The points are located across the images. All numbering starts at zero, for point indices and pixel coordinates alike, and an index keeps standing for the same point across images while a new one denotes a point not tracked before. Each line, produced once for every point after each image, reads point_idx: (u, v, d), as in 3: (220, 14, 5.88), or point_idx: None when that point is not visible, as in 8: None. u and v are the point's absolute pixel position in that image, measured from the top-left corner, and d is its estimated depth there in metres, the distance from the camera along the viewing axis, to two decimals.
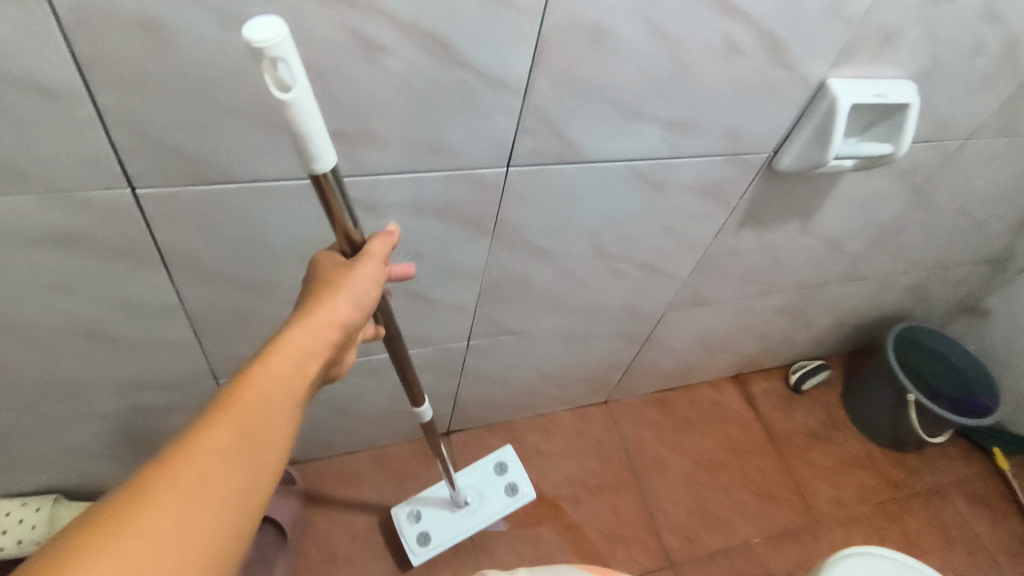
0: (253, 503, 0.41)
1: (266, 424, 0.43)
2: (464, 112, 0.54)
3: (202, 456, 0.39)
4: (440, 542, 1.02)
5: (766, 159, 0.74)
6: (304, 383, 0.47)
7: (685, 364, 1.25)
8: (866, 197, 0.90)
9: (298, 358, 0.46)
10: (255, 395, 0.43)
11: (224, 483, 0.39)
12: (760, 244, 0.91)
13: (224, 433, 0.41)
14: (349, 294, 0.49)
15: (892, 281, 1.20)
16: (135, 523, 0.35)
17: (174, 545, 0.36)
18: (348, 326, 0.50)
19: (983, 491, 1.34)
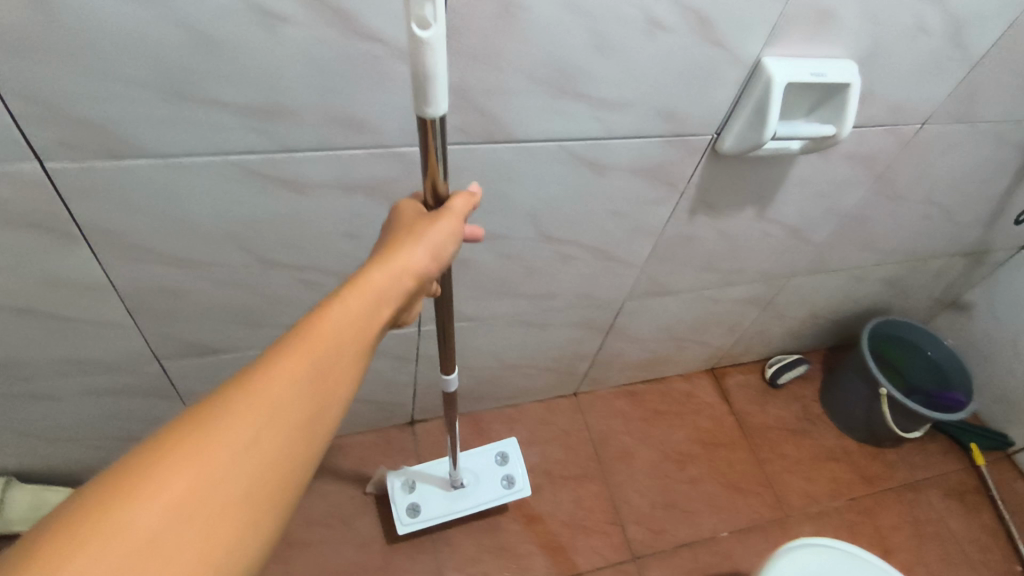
0: (322, 433, 0.42)
1: (343, 360, 0.43)
2: (375, 83, 0.54)
3: (287, 379, 0.40)
4: (430, 516, 1.02)
5: (709, 141, 0.73)
6: (377, 327, 0.47)
7: (654, 356, 1.24)
8: (824, 184, 0.88)
9: (375, 301, 0.46)
10: (334, 327, 0.43)
11: (303, 404, 0.40)
12: (717, 231, 0.90)
13: (305, 362, 0.41)
14: (428, 245, 0.49)
15: (865, 273, 1.18)
16: (217, 431, 0.36)
17: (256, 456, 0.37)
18: (423, 276, 0.50)
19: (959, 487, 1.32)
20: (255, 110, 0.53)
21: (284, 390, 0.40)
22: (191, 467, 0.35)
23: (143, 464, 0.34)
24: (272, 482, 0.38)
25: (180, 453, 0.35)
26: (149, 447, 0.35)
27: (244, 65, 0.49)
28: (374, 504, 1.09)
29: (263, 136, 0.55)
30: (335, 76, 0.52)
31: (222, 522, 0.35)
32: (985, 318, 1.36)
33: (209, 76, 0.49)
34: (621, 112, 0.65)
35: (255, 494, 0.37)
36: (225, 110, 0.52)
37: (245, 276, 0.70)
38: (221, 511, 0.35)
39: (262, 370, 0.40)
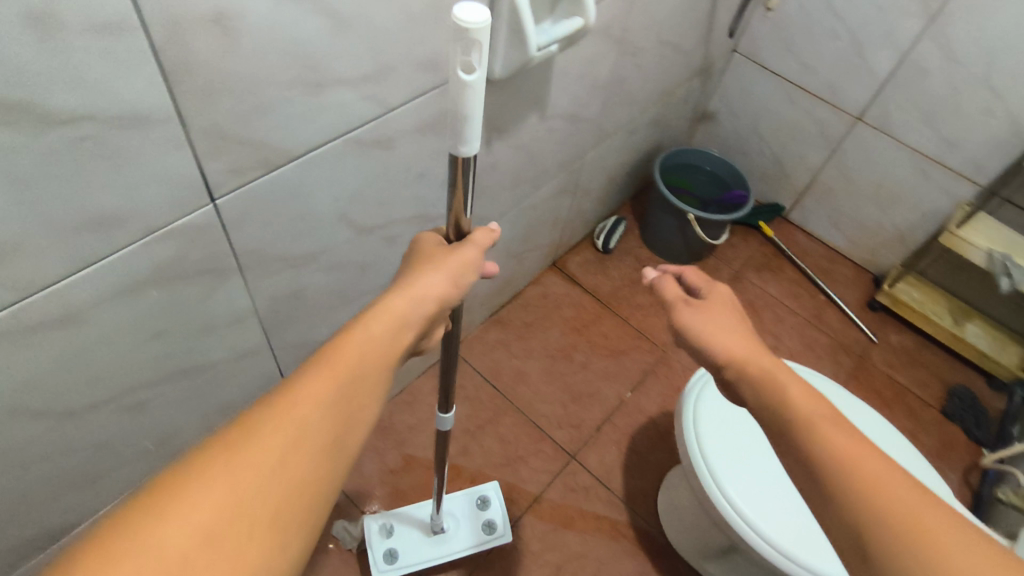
0: (339, 456, 0.46)
1: (358, 385, 0.49)
2: (107, 169, 0.44)
3: (309, 407, 0.45)
4: (408, 563, 0.99)
5: (479, 73, 0.71)
6: (394, 352, 0.53)
7: (504, 278, 1.27)
8: (583, 66, 0.93)
9: (392, 328, 0.53)
10: (353, 352, 0.50)
11: (324, 426, 0.45)
12: (514, 147, 0.92)
13: (325, 386, 0.47)
14: (447, 273, 0.55)
15: (637, 124, 1.30)
16: (245, 451, 0.41)
17: (281, 479, 0.42)
18: (445, 303, 0.56)
19: (764, 260, 1.60)
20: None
21: (308, 414, 0.45)
22: (226, 485, 0.39)
23: (178, 485, 0.38)
24: (295, 501, 0.42)
25: (217, 473, 0.40)
26: (189, 466, 0.40)
27: None
28: (322, 557, 1.02)
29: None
30: (51, 182, 0.41)
31: (249, 536, 0.39)
32: (729, 119, 1.60)
33: None
34: (389, 78, 0.61)
35: (279, 510, 0.41)
36: None
37: (55, 439, 0.56)
38: (249, 526, 0.39)
39: (292, 391, 0.46)
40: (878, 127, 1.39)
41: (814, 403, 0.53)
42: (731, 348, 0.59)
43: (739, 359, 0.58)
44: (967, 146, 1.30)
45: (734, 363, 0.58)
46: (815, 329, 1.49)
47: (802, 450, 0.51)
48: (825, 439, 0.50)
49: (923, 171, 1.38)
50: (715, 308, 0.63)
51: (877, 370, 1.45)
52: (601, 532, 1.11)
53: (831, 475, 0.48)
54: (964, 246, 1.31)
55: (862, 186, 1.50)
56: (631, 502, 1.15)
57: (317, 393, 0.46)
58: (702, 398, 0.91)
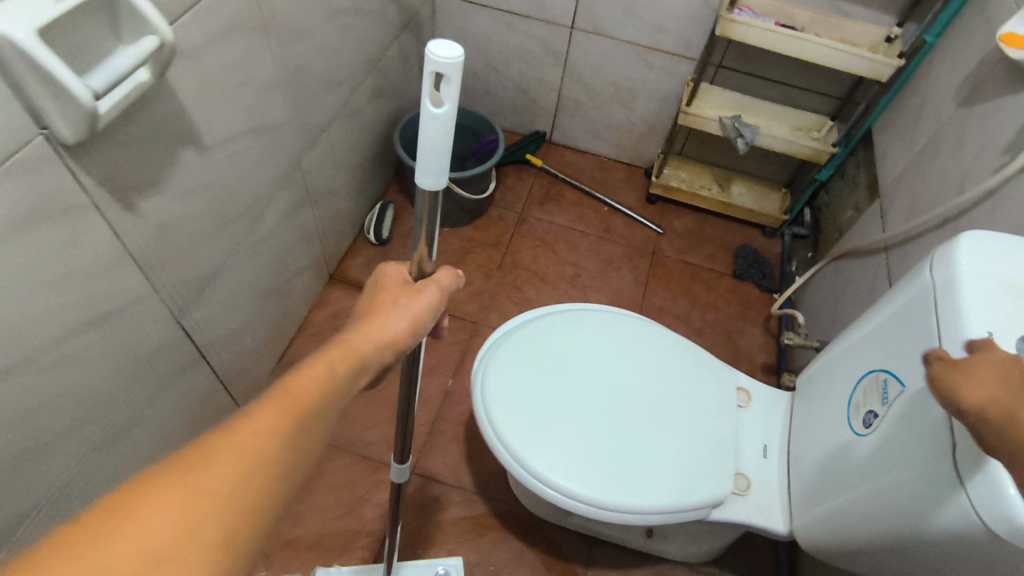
0: (292, 483, 0.44)
1: (320, 412, 0.47)
2: None
3: (274, 432, 0.43)
4: None
5: (45, 139, 0.56)
6: (352, 383, 0.52)
7: (272, 319, 1.14)
8: (230, 76, 0.79)
9: (351, 366, 0.51)
10: (319, 381, 0.48)
11: (285, 452, 0.43)
12: (180, 195, 0.77)
13: (284, 416, 0.44)
14: (407, 316, 0.56)
15: (353, 105, 1.18)
16: (204, 471, 0.39)
17: (234, 503, 0.39)
18: (403, 348, 0.56)
19: (544, 191, 1.58)
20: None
21: (266, 442, 0.42)
22: (174, 513, 0.37)
23: (130, 506, 0.36)
24: (240, 533, 0.39)
25: (164, 500, 0.37)
26: (138, 489, 0.37)
27: None
28: None
29: None
30: None
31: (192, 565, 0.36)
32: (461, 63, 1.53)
33: None
34: None
35: (226, 540, 0.38)
36: None
37: None
38: (194, 558, 0.36)
39: (252, 416, 0.43)
40: (592, 30, 1.38)
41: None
42: (1003, 401, 0.49)
43: (987, 405, 0.49)
44: (672, 26, 1.32)
45: (1011, 422, 0.47)
46: (609, 242, 1.51)
47: None
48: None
49: (646, 61, 1.40)
50: (985, 360, 0.52)
51: (671, 260, 1.51)
52: (465, 535, 1.07)
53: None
54: (700, 121, 1.36)
55: (603, 91, 1.51)
56: (485, 491, 1.12)
57: (276, 421, 0.44)
58: (485, 375, 0.86)
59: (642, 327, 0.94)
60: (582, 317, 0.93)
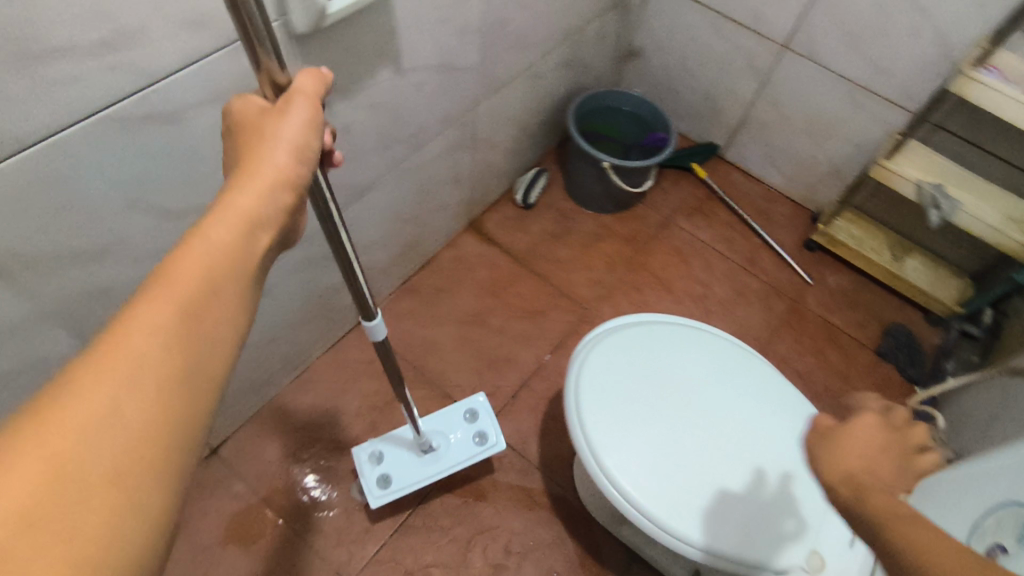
0: (197, 397, 0.36)
1: (208, 301, 0.39)
2: None
3: (148, 342, 0.34)
4: (403, 485, 1.00)
5: (281, 26, 0.62)
6: (246, 259, 0.42)
7: (406, 243, 1.21)
8: (439, 9, 0.83)
9: (241, 228, 0.42)
10: (195, 265, 0.39)
11: (169, 364, 0.35)
12: (369, 106, 0.83)
13: (160, 316, 0.36)
14: (287, 147, 0.46)
15: (538, 69, 1.20)
16: (67, 408, 0.31)
17: (114, 439, 0.31)
18: (294, 184, 0.47)
19: (698, 204, 1.53)
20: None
21: (141, 349, 0.34)
22: (35, 456, 0.29)
23: None
24: (148, 455, 0.32)
25: (24, 442, 0.29)
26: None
27: None
28: (223, 545, 1.01)
29: None
30: None
31: (81, 514, 0.29)
32: (655, 54, 1.50)
33: None
34: (134, 44, 0.53)
35: (126, 466, 0.31)
36: None
37: None
38: (92, 494, 0.30)
39: (119, 323, 0.35)
40: (805, 54, 1.29)
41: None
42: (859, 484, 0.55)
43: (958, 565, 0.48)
44: (897, 70, 1.20)
45: None
46: (749, 274, 1.43)
47: None
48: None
49: (854, 100, 1.29)
50: None
51: (811, 313, 1.40)
52: (516, 502, 1.09)
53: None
54: (895, 179, 1.22)
55: (795, 121, 1.41)
56: (546, 469, 1.13)
57: (154, 323, 0.35)
58: (581, 371, 0.84)
59: (738, 358, 0.88)
60: (697, 336, 0.89)
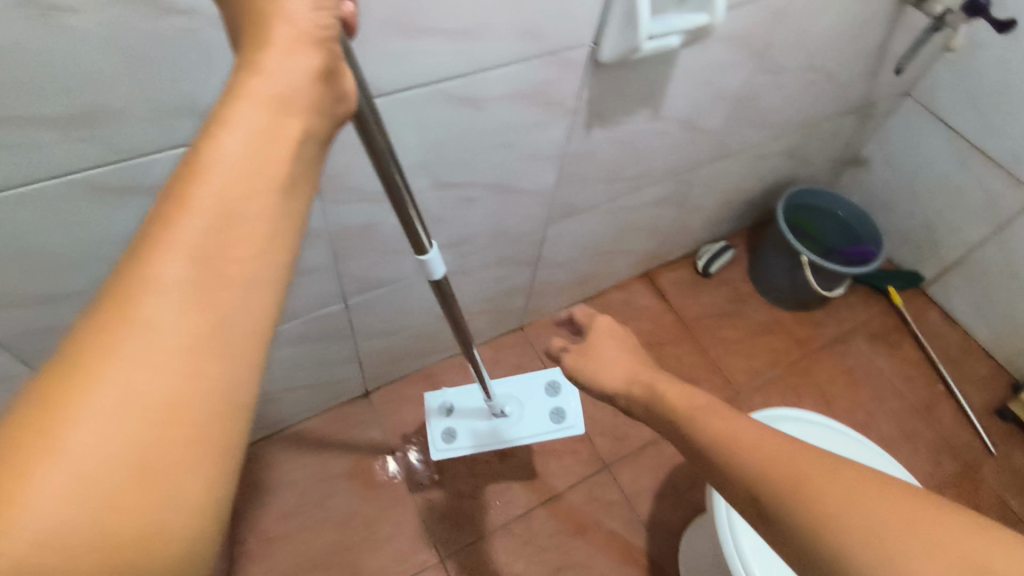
0: (227, 351, 0.32)
1: (231, 230, 0.33)
2: (195, 60, 0.49)
3: (152, 298, 0.30)
4: (465, 443, 1.05)
5: (588, 51, 0.71)
6: (280, 165, 0.36)
7: (585, 274, 1.26)
8: (708, 71, 0.87)
9: (262, 127, 0.35)
10: (207, 183, 0.33)
11: (184, 319, 0.31)
12: (617, 140, 0.90)
13: (169, 266, 0.31)
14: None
15: (765, 150, 1.21)
16: (64, 406, 0.28)
17: (121, 429, 0.28)
18: (319, 51, 0.38)
19: (882, 330, 1.44)
20: (118, 109, 0.49)
21: (153, 316, 0.30)
22: (41, 467, 0.27)
23: None
24: (175, 436, 0.30)
25: (27, 451, 0.27)
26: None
27: (33, 71, 0.44)
28: (348, 480, 1.11)
29: (96, 144, 0.50)
30: (151, 63, 0.47)
31: (115, 513, 0.28)
32: (883, 169, 1.45)
33: (15, 94, 0.44)
34: (482, 37, 0.61)
35: (149, 452, 0.29)
36: (50, 125, 0.47)
37: None
38: (116, 489, 0.28)
39: (130, 285, 0.31)
40: None
41: (786, 442, 0.50)
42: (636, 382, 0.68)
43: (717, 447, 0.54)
44: None
45: None
46: (922, 420, 1.32)
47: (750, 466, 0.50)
48: (814, 484, 0.46)
49: None
50: None
51: (984, 486, 1.25)
52: (615, 551, 1.08)
53: (814, 528, 0.44)
54: None
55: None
56: (652, 531, 1.11)
57: (167, 279, 0.31)
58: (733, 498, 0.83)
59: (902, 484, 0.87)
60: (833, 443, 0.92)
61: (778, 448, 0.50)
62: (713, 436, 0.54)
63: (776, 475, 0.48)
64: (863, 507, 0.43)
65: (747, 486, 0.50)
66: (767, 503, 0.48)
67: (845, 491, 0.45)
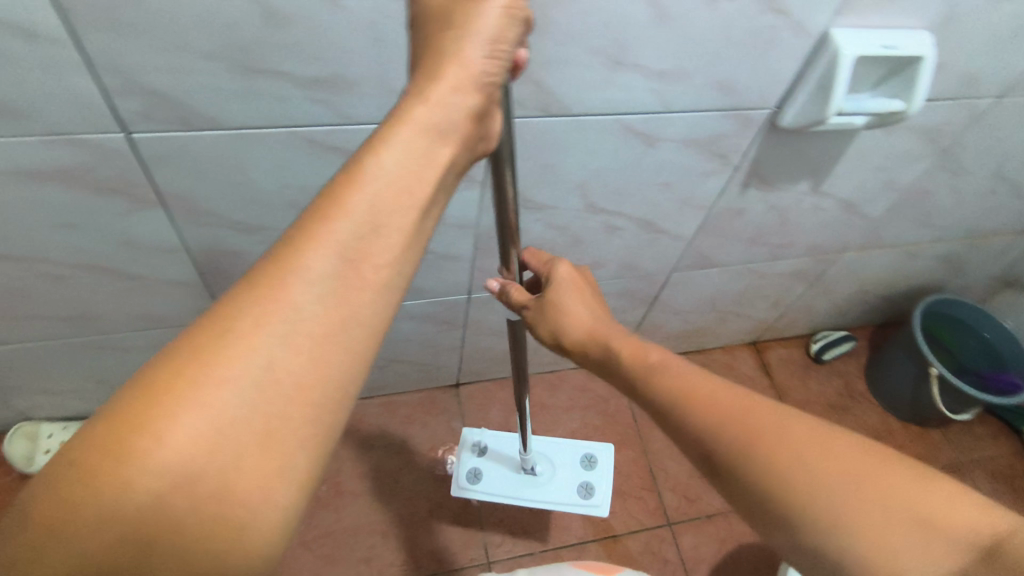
0: (346, 342, 0.38)
1: (371, 237, 0.39)
2: None
3: (297, 285, 0.37)
4: (487, 488, 1.03)
5: (769, 114, 0.72)
6: (422, 190, 0.41)
7: (695, 327, 1.25)
8: (884, 158, 0.85)
9: (414, 152, 0.41)
10: (360, 195, 0.38)
11: (318, 309, 0.37)
12: (769, 205, 0.89)
13: (316, 258, 0.37)
14: (479, 42, 0.41)
15: (919, 250, 1.14)
16: (214, 364, 0.34)
17: (253, 395, 0.35)
18: (479, 92, 0.43)
19: (1006, 472, 1.30)
20: (344, 82, 0.56)
21: (297, 301, 0.36)
22: (192, 412, 0.33)
23: (142, 412, 0.33)
24: (294, 409, 0.35)
25: (181, 397, 0.33)
26: (148, 384, 0.34)
27: (301, 36, 0.51)
28: (421, 460, 1.16)
29: (324, 106, 0.58)
30: (390, 48, 0.54)
31: (239, 470, 0.34)
32: None
33: (281, 53, 0.52)
34: (675, 81, 0.64)
35: (273, 418, 0.35)
36: (296, 83, 0.55)
37: None
38: (243, 448, 0.34)
39: (284, 269, 0.37)
40: None
41: (740, 398, 0.47)
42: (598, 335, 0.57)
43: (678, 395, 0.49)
44: None
45: None
46: None
47: (710, 420, 0.47)
48: (770, 447, 0.44)
49: None
50: None
51: None
52: None
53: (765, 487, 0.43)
54: None
55: None
56: None
57: (313, 272, 0.37)
58: None
59: None
60: None
61: (745, 402, 0.46)
62: (663, 386, 0.51)
63: (734, 432, 0.45)
64: (806, 455, 0.43)
65: (699, 445, 0.47)
66: (721, 461, 0.46)
67: (790, 441, 0.43)
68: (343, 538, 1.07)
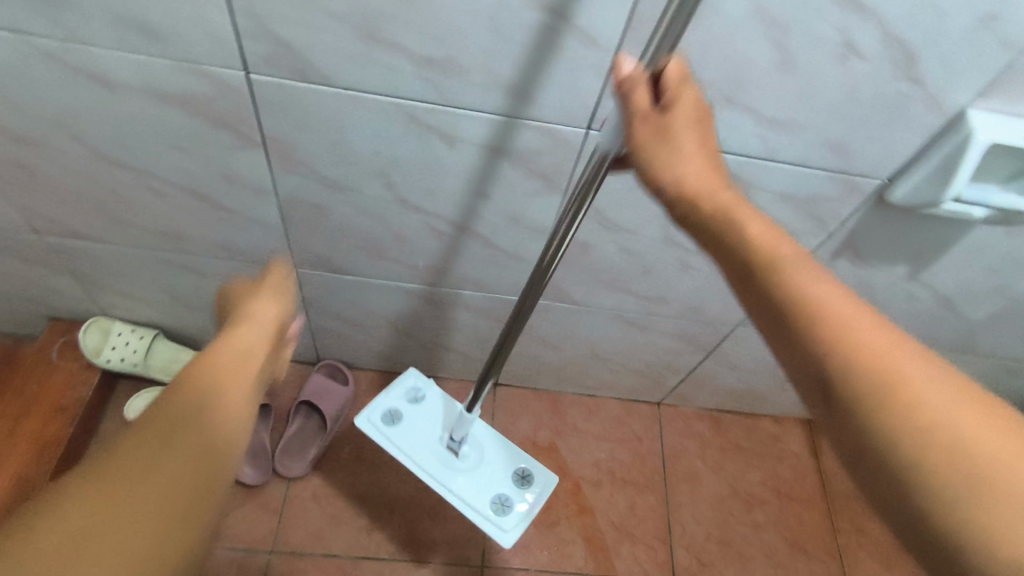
0: (212, 444, 0.56)
1: (219, 391, 0.58)
2: (536, 50, 0.56)
3: (167, 419, 0.54)
4: (395, 437, 0.93)
5: (879, 186, 0.67)
6: (245, 377, 0.61)
7: (749, 389, 1.19)
8: (999, 260, 0.78)
9: (235, 357, 0.61)
10: (207, 376, 0.58)
11: (194, 435, 0.55)
12: (858, 281, 0.84)
13: (166, 409, 0.55)
14: (277, 299, 0.68)
15: (1017, 368, 1.04)
16: (107, 468, 0.50)
17: (143, 485, 0.50)
18: (277, 327, 0.67)
19: None
20: (455, 64, 0.57)
21: (174, 414, 0.55)
22: (92, 501, 0.48)
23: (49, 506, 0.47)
24: (178, 500, 0.51)
25: (81, 488, 0.48)
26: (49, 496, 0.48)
27: (424, 14, 0.53)
28: None
29: (430, 85, 0.60)
30: (505, 40, 0.55)
31: (123, 528, 0.48)
32: None
33: (402, 26, 0.54)
34: (785, 131, 0.61)
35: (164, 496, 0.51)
36: (410, 58, 0.57)
37: (379, 212, 0.77)
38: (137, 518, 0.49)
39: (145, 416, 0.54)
40: None
41: (894, 343, 0.37)
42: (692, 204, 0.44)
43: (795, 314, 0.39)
44: None
45: None
46: None
47: (836, 363, 0.37)
48: (922, 406, 0.35)
49: None
50: None
51: None
52: None
53: (902, 449, 0.35)
54: None
55: None
56: None
57: (162, 414, 0.54)
58: None
59: None
60: None
61: (889, 348, 0.37)
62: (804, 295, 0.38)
63: (874, 383, 0.36)
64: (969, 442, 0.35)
65: (836, 378, 0.37)
66: (843, 410, 0.37)
67: (946, 415, 0.35)
68: (352, 502, 1.09)
